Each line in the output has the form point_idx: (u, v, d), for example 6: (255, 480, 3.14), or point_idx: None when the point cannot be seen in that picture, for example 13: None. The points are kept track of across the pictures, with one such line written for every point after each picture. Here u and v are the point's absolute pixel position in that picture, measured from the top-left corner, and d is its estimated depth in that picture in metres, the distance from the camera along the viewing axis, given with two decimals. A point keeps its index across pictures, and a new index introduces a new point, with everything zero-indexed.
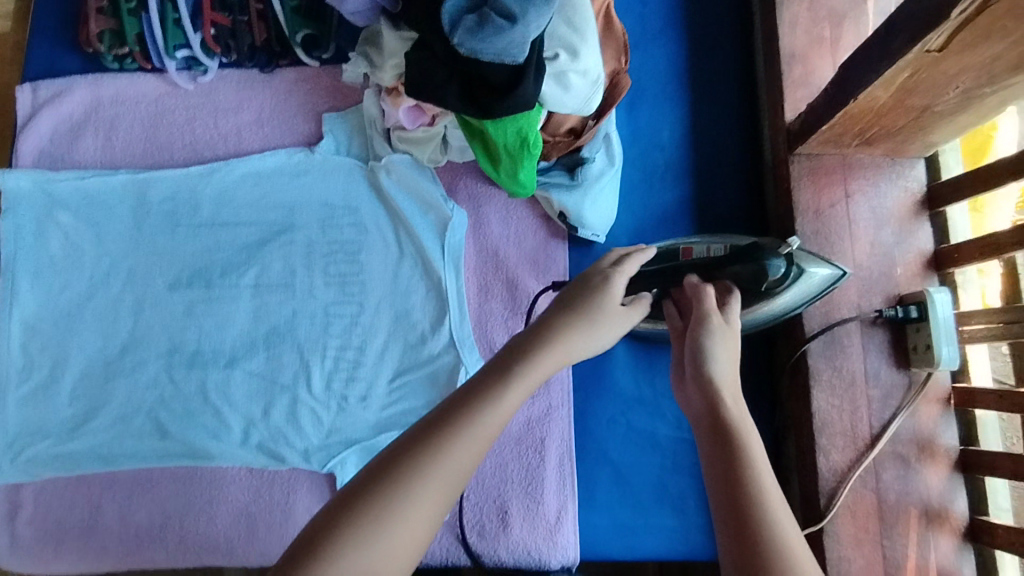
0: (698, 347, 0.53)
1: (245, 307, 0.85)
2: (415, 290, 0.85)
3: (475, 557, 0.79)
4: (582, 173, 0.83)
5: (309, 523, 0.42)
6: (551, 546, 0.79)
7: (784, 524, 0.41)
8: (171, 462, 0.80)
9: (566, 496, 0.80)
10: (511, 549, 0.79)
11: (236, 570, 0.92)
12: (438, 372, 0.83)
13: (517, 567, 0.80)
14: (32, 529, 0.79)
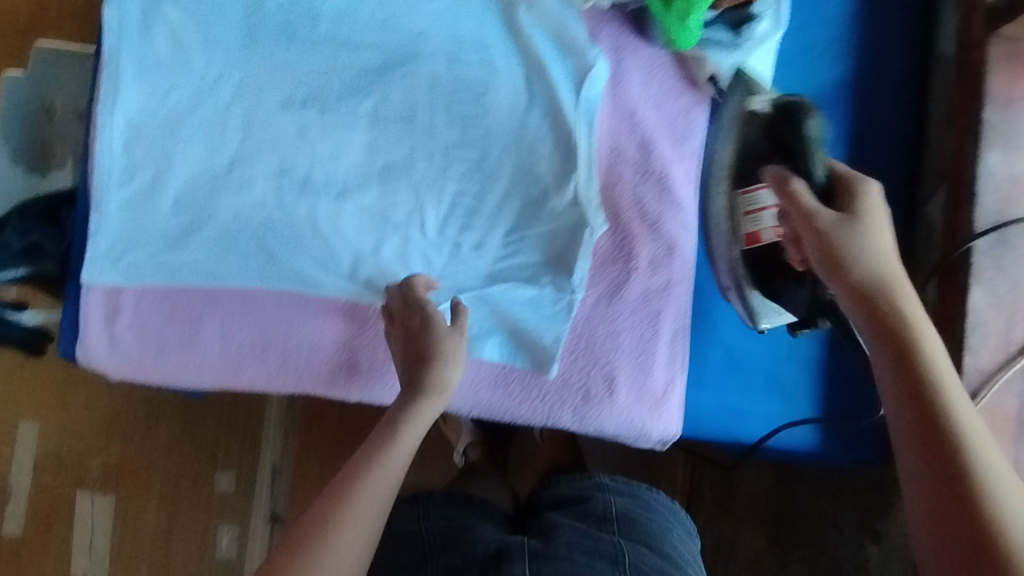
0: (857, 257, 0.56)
1: (361, 137, 0.79)
2: (543, 141, 0.79)
3: (577, 419, 0.78)
4: (747, 32, 0.75)
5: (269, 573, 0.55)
6: (655, 418, 0.78)
7: (964, 418, 0.50)
8: (276, 285, 0.78)
9: (676, 370, 0.78)
10: (614, 417, 0.78)
11: (277, 405, 1.18)
12: (559, 231, 0.78)
13: (616, 435, 0.79)
14: (133, 335, 0.78)
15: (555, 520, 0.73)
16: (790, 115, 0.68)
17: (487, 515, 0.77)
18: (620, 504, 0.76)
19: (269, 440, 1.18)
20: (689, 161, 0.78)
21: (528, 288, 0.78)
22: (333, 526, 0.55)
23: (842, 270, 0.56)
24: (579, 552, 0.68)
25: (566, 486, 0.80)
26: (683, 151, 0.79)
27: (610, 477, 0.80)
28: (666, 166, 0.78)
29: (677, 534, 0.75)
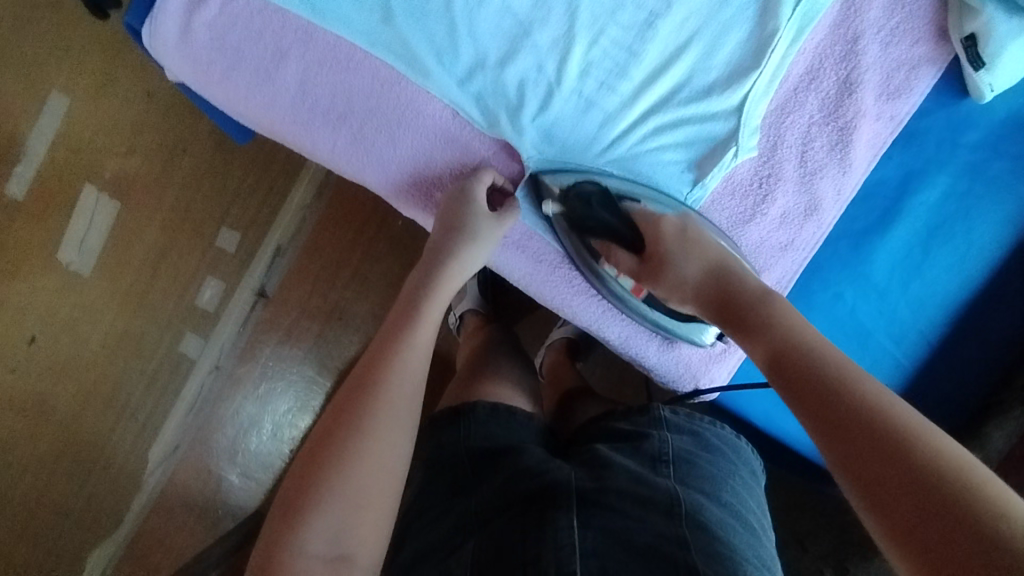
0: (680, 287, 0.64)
1: None
2: (738, 26, 0.65)
3: (622, 338, 0.73)
4: None
5: (287, 513, 0.50)
6: (700, 370, 0.74)
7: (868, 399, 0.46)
8: (378, 54, 0.66)
9: None
10: (661, 352, 0.73)
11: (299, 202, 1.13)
12: (703, 136, 0.66)
13: (652, 369, 0.75)
14: (209, 36, 0.67)
15: (605, 455, 0.60)
16: (588, 204, 0.65)
17: (530, 438, 0.66)
18: (680, 445, 0.63)
19: (284, 218, 1.13)
20: (880, 125, 0.66)
21: (637, 183, 0.67)
22: (377, 408, 0.53)
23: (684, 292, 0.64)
24: (630, 501, 0.55)
25: (620, 418, 0.67)
26: (884, 109, 0.66)
27: (669, 408, 0.66)
28: (857, 119, 0.65)
29: (742, 480, 0.63)
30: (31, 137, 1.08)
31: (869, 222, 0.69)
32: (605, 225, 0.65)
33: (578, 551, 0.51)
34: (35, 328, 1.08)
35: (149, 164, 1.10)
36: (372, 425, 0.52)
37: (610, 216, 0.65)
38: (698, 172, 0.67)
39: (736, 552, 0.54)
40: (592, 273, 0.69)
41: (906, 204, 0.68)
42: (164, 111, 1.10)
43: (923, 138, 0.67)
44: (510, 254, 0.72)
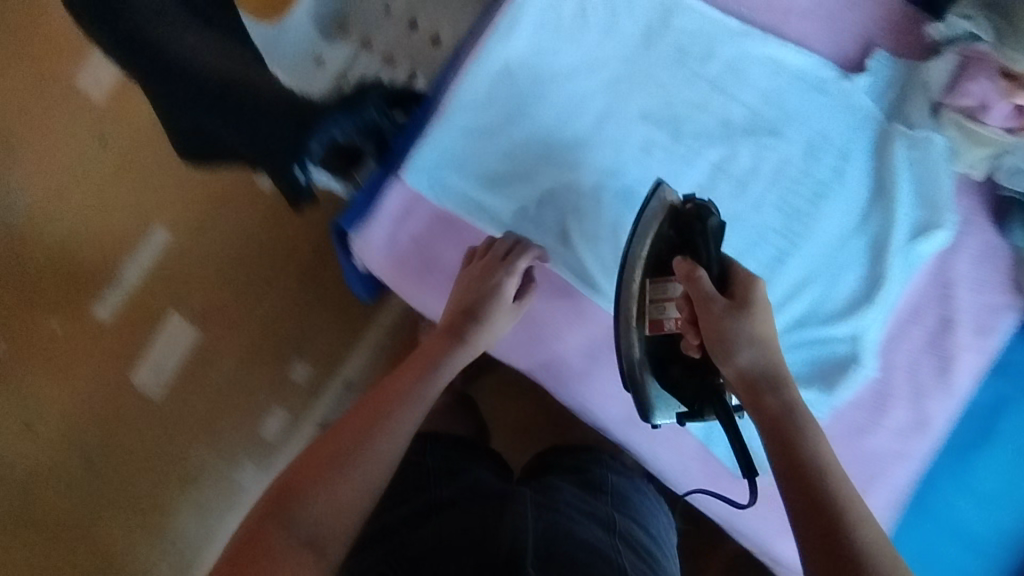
0: (707, 332, 0.60)
1: (695, 181, 0.80)
2: (853, 267, 0.79)
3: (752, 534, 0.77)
4: None
5: (272, 494, 0.54)
6: None
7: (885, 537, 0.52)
8: (557, 269, 0.79)
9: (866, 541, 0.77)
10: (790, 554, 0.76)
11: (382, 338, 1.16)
12: (828, 355, 0.78)
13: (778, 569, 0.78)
14: (413, 245, 0.80)
15: (554, 481, 0.74)
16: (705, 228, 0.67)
17: (486, 462, 0.80)
18: (619, 483, 0.78)
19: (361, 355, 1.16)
20: (977, 356, 0.78)
21: None
22: (380, 430, 0.58)
23: (728, 358, 0.59)
24: (577, 512, 0.68)
25: (567, 457, 0.81)
26: (979, 343, 0.78)
27: (616, 462, 0.82)
28: (956, 350, 0.78)
29: (664, 522, 0.77)
30: (130, 264, 1.20)
31: (974, 438, 0.79)
32: (701, 254, 0.65)
33: (527, 533, 0.62)
34: (89, 453, 1.14)
35: (240, 298, 1.18)
36: (404, 409, 0.61)
37: (710, 252, 0.65)
38: (827, 384, 0.78)
39: (625, 543, 0.67)
40: (639, 275, 0.69)
41: (1004, 424, 0.79)
42: (262, 255, 1.18)
43: (1014, 368, 0.79)
44: (659, 454, 0.78)
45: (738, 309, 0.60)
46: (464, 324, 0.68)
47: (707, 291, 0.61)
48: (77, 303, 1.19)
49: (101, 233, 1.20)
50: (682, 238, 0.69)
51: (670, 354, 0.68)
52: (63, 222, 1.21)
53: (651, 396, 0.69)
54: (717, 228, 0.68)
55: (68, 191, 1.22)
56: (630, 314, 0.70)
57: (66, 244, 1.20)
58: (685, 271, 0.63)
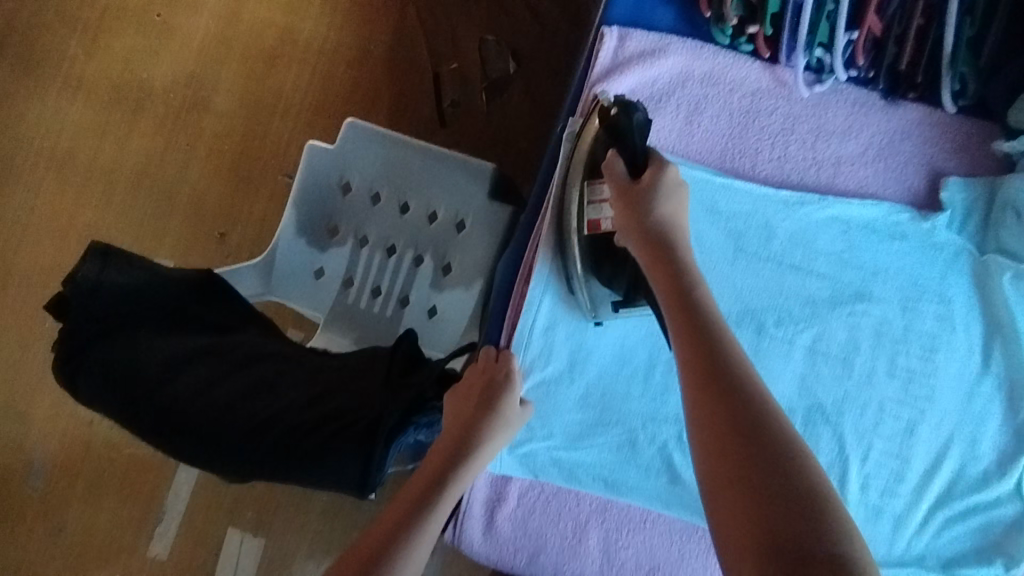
0: (640, 222, 0.63)
1: (794, 371, 0.72)
2: (990, 418, 0.71)
3: None
4: None
5: None
6: None
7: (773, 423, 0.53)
8: (675, 512, 0.72)
9: None
10: None
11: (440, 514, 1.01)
12: (993, 521, 0.70)
13: None
14: (512, 528, 0.73)
15: None
16: (629, 119, 0.66)
17: None
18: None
19: None
20: None
21: None
22: (412, 541, 0.58)
23: (642, 222, 0.63)
24: None
25: None
26: None
27: None
28: None
29: None
30: (170, 496, 1.20)
31: None
32: (624, 144, 0.66)
33: None
34: None
35: (286, 503, 1.18)
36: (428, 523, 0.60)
37: (636, 143, 0.66)
38: (1008, 558, 0.69)
39: None
40: (576, 196, 0.70)
41: None
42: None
43: None
44: None
45: (649, 193, 0.63)
46: (481, 427, 0.66)
47: (622, 176, 0.65)
48: (130, 548, 1.20)
49: (132, 471, 1.21)
50: (608, 134, 0.68)
51: (604, 251, 0.70)
52: (93, 469, 1.21)
53: (589, 291, 0.72)
54: (645, 121, 0.67)
55: (89, 435, 1.22)
56: (574, 235, 0.70)
57: (102, 494, 1.21)
58: (606, 162, 0.67)
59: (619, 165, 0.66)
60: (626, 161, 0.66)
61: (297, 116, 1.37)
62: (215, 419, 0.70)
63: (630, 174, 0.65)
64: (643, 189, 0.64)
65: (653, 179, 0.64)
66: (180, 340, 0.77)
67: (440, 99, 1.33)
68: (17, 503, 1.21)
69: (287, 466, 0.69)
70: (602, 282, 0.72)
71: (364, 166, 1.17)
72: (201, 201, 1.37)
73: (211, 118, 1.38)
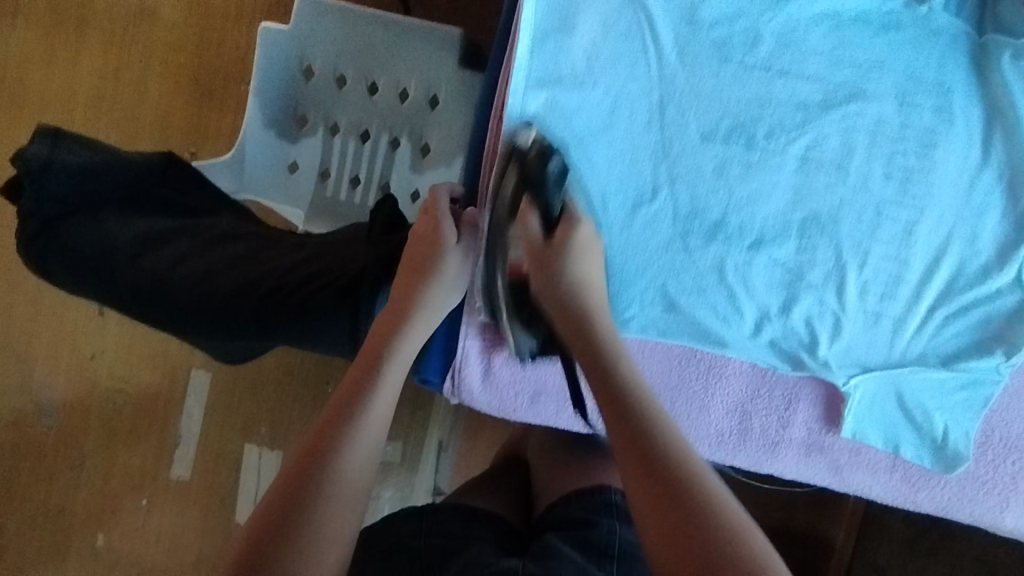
0: (554, 280, 0.67)
1: (787, 182, 0.69)
2: (991, 209, 0.68)
3: (892, 500, 0.73)
4: None
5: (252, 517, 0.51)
6: (997, 516, 0.71)
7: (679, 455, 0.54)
8: (673, 338, 0.71)
9: None
10: (936, 501, 0.72)
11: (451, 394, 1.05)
12: (994, 314, 0.69)
13: (939, 511, 0.72)
14: (510, 374, 0.74)
15: (553, 546, 0.69)
16: (544, 160, 0.67)
17: (487, 533, 0.75)
18: (627, 533, 0.73)
19: (439, 411, 1.06)
20: None
21: (950, 374, 0.69)
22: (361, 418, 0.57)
23: (554, 285, 0.67)
24: (573, 553, 0.68)
25: (574, 504, 0.77)
26: None
27: (619, 493, 0.79)
28: None
29: None
30: (184, 419, 1.21)
31: None
32: (538, 191, 0.68)
33: None
34: None
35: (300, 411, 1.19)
36: (374, 396, 0.59)
37: (551, 193, 0.69)
38: (1008, 346, 0.68)
39: None
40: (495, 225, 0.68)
41: None
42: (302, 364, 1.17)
43: None
44: (846, 479, 0.73)
45: (560, 251, 0.67)
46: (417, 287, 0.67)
47: (536, 234, 0.69)
48: (153, 471, 1.21)
49: (142, 398, 1.20)
50: (523, 177, 0.67)
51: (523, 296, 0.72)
52: (103, 401, 1.20)
53: (515, 340, 0.71)
54: (560, 170, 0.68)
55: (94, 370, 1.20)
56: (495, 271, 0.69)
57: (115, 423, 1.21)
58: (522, 213, 0.69)
59: (533, 221, 0.69)
60: (541, 215, 0.69)
61: (252, 17, 1.31)
62: (194, 286, 0.69)
63: (543, 231, 0.69)
64: (556, 246, 0.68)
65: (566, 233, 0.67)
66: (147, 219, 0.75)
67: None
68: (36, 441, 1.22)
69: (275, 326, 0.69)
70: (524, 331, 0.71)
71: (323, 45, 1.09)
72: (168, 120, 1.34)
73: (162, 30, 1.32)
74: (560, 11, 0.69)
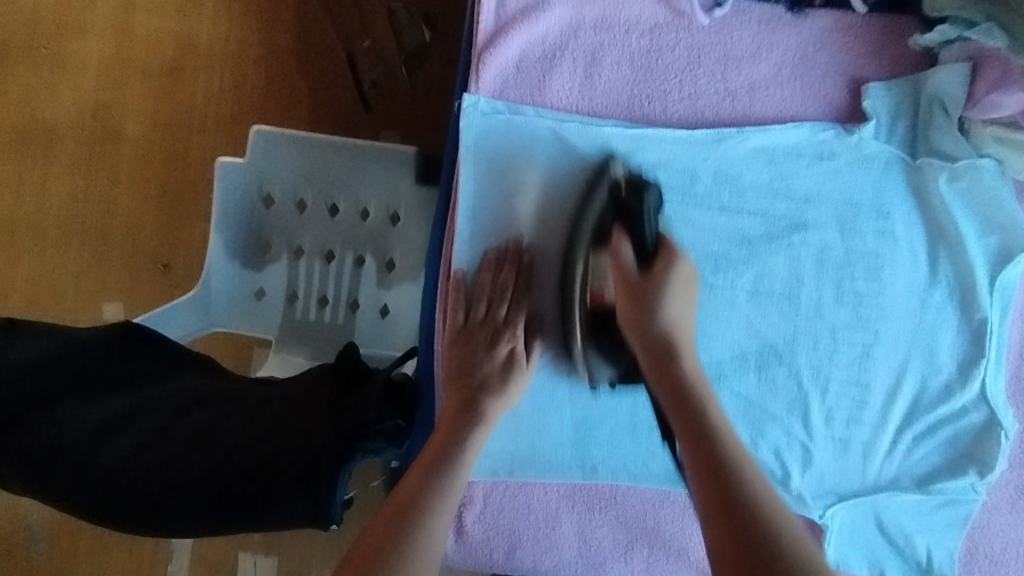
0: (649, 318, 0.63)
1: (740, 316, 0.69)
2: (945, 326, 0.68)
3: None
4: None
5: None
6: None
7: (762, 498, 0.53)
8: (643, 483, 0.70)
9: None
10: None
11: None
12: (963, 431, 0.68)
13: None
14: (483, 530, 0.70)
15: None
16: (629, 191, 0.66)
17: None
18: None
19: None
20: None
21: (925, 495, 0.68)
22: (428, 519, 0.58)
23: (646, 325, 0.63)
24: None
25: None
26: None
27: None
28: None
29: None
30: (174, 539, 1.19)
31: None
32: (635, 224, 0.65)
33: None
34: None
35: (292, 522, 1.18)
36: (434, 521, 0.58)
37: (646, 227, 0.65)
38: (980, 464, 0.68)
39: None
40: (583, 253, 0.68)
41: None
42: None
43: None
44: None
45: (659, 286, 0.63)
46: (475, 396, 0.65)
47: (630, 270, 0.64)
48: None
49: None
50: (618, 210, 0.66)
51: (603, 321, 0.68)
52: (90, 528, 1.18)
53: (587, 363, 0.69)
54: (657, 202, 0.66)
55: None
56: (575, 308, 0.68)
57: (104, 557, 1.18)
58: (613, 246, 0.66)
59: (626, 252, 0.65)
60: (636, 246, 0.65)
61: (215, 128, 1.35)
62: (157, 478, 0.68)
63: (639, 268, 0.65)
64: (649, 284, 0.64)
65: (664, 272, 0.64)
66: (108, 398, 0.74)
67: (360, 82, 1.29)
68: None
69: (223, 510, 0.67)
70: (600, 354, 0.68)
71: (280, 172, 1.10)
72: (139, 235, 1.36)
73: (126, 146, 1.36)
74: (495, 170, 0.68)
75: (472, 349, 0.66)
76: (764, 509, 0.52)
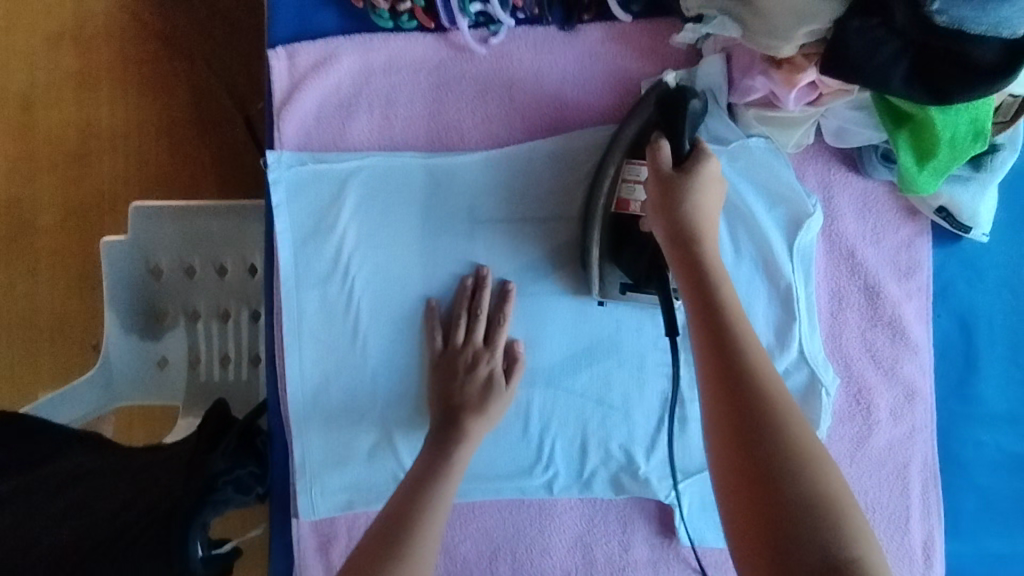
0: (676, 215, 0.60)
1: (563, 320, 0.72)
2: (757, 296, 0.71)
3: None
4: (991, 162, 0.69)
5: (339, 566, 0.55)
6: None
7: (781, 420, 0.53)
8: (501, 494, 0.72)
9: None
10: None
11: None
12: (790, 393, 0.71)
13: None
14: None
15: None
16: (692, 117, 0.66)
17: None
18: None
19: None
20: (919, 302, 0.74)
21: None
22: (424, 525, 0.58)
23: (675, 219, 0.61)
24: None
25: None
26: (908, 288, 0.74)
27: None
28: (896, 309, 0.73)
29: None
30: None
31: (962, 369, 0.75)
32: (676, 133, 0.64)
33: None
34: None
35: None
36: (433, 521, 0.59)
37: (685, 133, 0.64)
38: (809, 424, 0.70)
39: None
40: (610, 177, 0.68)
41: (976, 345, 0.76)
42: None
43: (953, 286, 0.76)
44: None
45: (687, 180, 0.61)
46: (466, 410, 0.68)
47: (665, 164, 0.62)
48: None
49: None
50: (663, 112, 0.66)
51: (620, 233, 0.68)
52: None
53: (601, 273, 0.69)
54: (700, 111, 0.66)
55: None
56: (600, 202, 0.68)
57: None
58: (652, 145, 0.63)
59: (664, 152, 0.62)
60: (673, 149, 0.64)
61: None
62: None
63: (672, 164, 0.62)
64: (681, 177, 0.61)
65: (692, 167, 0.62)
66: None
67: None
68: None
69: None
70: (615, 265, 0.69)
71: (165, 243, 1.05)
72: None
73: None
74: (310, 220, 0.71)
75: (451, 373, 0.70)
76: (773, 421, 0.53)
